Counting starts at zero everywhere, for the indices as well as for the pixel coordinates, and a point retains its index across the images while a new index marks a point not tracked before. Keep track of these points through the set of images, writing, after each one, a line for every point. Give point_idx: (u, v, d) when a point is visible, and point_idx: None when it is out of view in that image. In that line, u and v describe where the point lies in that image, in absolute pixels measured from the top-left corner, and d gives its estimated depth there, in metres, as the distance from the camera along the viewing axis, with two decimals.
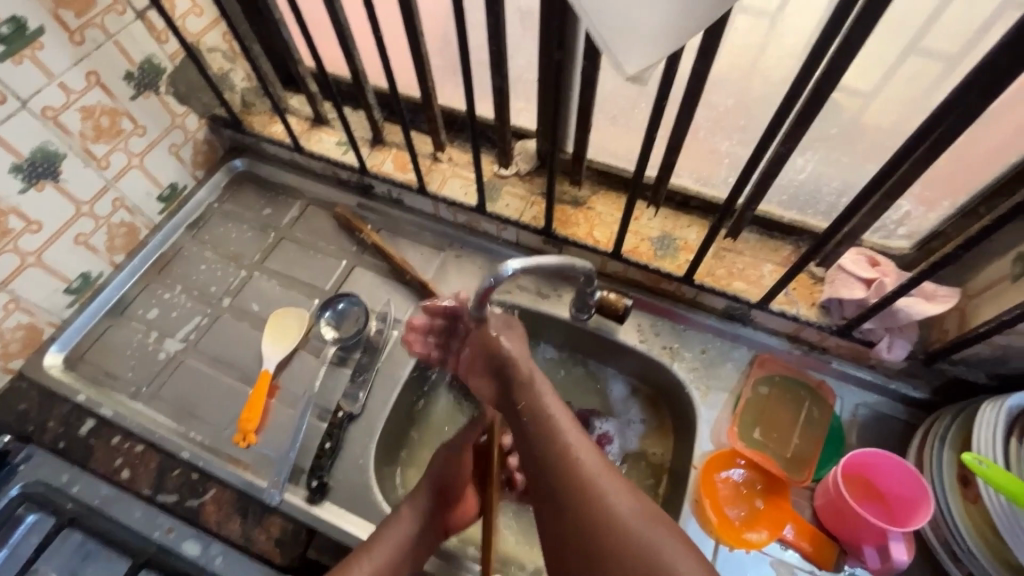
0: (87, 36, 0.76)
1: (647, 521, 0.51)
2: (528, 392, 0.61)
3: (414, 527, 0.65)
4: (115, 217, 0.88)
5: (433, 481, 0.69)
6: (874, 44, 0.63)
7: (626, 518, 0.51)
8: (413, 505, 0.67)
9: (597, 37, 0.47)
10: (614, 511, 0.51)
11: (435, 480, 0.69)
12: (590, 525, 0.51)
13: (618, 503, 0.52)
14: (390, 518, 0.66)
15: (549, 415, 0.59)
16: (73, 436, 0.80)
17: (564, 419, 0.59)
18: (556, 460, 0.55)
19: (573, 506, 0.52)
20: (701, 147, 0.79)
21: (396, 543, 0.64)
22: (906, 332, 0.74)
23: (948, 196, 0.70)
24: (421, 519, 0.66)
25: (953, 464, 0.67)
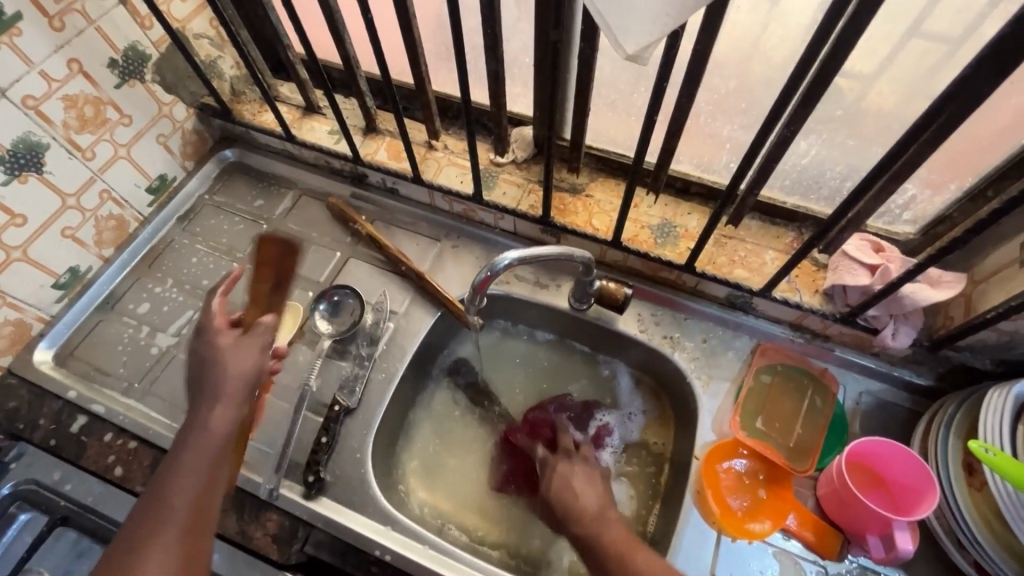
0: (68, 22, 0.73)
1: None
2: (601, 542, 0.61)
3: (228, 429, 0.60)
4: (102, 210, 0.86)
5: (233, 384, 0.61)
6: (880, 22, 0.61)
7: None
8: (218, 411, 0.60)
9: (596, 14, 0.45)
10: None
11: (220, 385, 0.60)
12: None
13: None
14: (178, 445, 0.58)
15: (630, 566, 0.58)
16: (64, 433, 0.78)
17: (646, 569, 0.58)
18: None
19: None
20: (702, 131, 0.77)
21: (201, 455, 0.58)
22: (911, 318, 0.73)
23: (954, 179, 0.68)
24: (234, 423, 0.61)
25: (958, 452, 0.66)
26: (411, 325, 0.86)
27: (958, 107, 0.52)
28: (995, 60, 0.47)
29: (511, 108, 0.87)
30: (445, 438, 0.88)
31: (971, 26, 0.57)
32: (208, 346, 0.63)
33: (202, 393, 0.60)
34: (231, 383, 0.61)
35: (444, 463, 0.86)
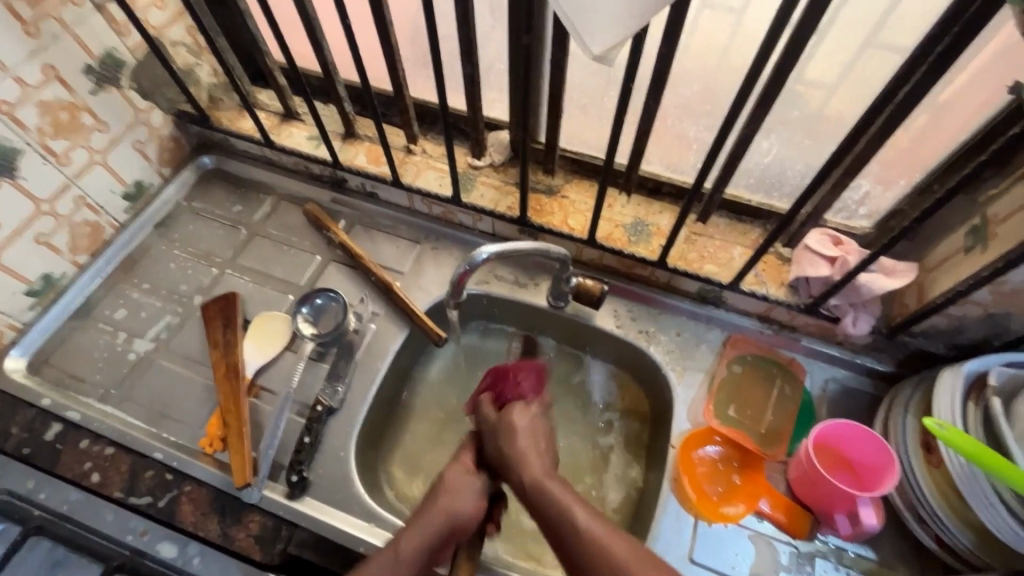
0: (43, 28, 0.73)
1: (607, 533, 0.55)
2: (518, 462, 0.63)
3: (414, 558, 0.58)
4: (78, 216, 0.86)
5: (439, 518, 0.61)
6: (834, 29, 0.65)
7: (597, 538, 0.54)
8: (418, 536, 0.59)
9: (565, 19, 0.48)
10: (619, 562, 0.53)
11: (451, 516, 0.61)
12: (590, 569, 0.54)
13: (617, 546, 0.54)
14: (390, 543, 0.59)
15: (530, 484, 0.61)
16: (38, 442, 0.77)
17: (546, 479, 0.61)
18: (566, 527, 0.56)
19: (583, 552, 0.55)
20: (670, 133, 0.81)
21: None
22: (869, 306, 0.77)
23: (905, 176, 0.73)
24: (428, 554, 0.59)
25: (916, 431, 0.69)
26: (392, 325, 0.87)
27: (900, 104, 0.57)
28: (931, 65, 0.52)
29: (488, 113, 0.90)
30: (429, 437, 0.89)
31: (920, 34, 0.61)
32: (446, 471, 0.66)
33: (422, 516, 0.61)
34: (456, 511, 0.62)
35: (427, 463, 0.87)
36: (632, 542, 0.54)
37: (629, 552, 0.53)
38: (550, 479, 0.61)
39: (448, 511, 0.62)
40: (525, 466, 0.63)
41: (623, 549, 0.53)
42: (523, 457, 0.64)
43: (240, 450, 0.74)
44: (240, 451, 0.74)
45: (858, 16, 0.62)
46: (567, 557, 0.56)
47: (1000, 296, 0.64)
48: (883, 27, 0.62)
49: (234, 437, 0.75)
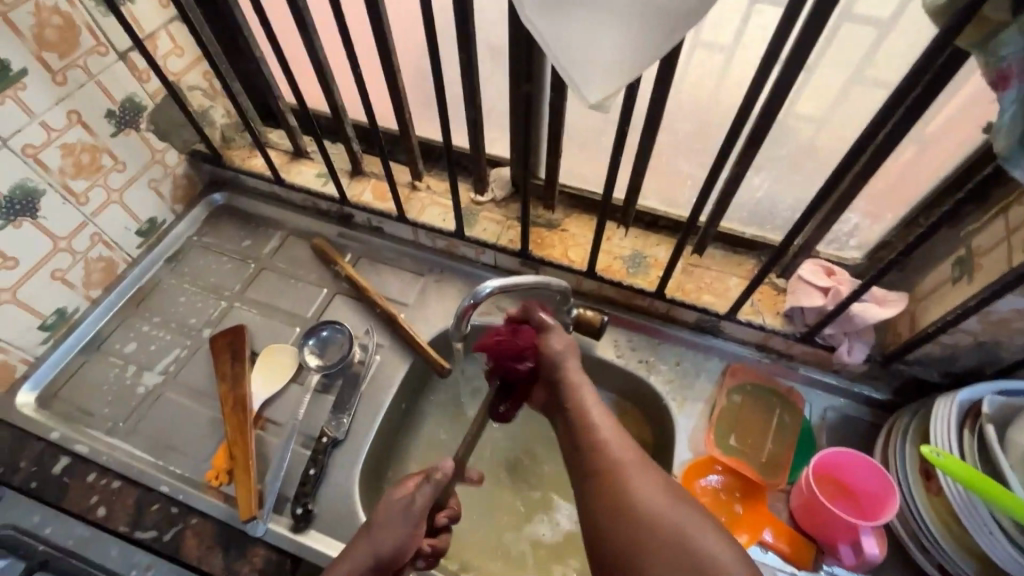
0: (69, 77, 0.78)
1: (633, 463, 0.55)
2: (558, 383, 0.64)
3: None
4: (92, 252, 0.88)
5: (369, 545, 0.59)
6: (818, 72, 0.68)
7: (616, 460, 0.56)
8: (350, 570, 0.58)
9: (562, 73, 0.51)
10: (637, 494, 0.52)
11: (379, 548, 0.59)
12: (605, 503, 0.53)
13: (641, 484, 0.53)
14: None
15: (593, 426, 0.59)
16: (45, 475, 0.78)
17: (604, 425, 0.59)
18: (587, 447, 0.58)
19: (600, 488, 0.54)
20: (664, 169, 0.85)
21: None
22: (863, 335, 0.79)
23: (891, 210, 0.76)
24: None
25: (915, 459, 0.70)
26: (396, 356, 0.88)
27: (881, 144, 0.60)
28: (910, 111, 0.55)
29: (489, 151, 0.93)
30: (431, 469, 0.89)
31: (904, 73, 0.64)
32: (388, 496, 0.63)
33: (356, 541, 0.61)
34: (389, 552, 0.59)
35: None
36: (646, 461, 0.56)
37: (640, 470, 0.54)
38: (592, 406, 0.62)
39: (382, 549, 0.59)
40: (577, 390, 0.63)
41: (627, 455, 0.56)
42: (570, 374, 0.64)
43: (248, 484, 0.74)
44: (247, 484, 0.74)
45: (843, 57, 0.66)
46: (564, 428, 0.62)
47: (989, 325, 0.66)
48: (870, 61, 0.64)
49: (241, 470, 0.75)
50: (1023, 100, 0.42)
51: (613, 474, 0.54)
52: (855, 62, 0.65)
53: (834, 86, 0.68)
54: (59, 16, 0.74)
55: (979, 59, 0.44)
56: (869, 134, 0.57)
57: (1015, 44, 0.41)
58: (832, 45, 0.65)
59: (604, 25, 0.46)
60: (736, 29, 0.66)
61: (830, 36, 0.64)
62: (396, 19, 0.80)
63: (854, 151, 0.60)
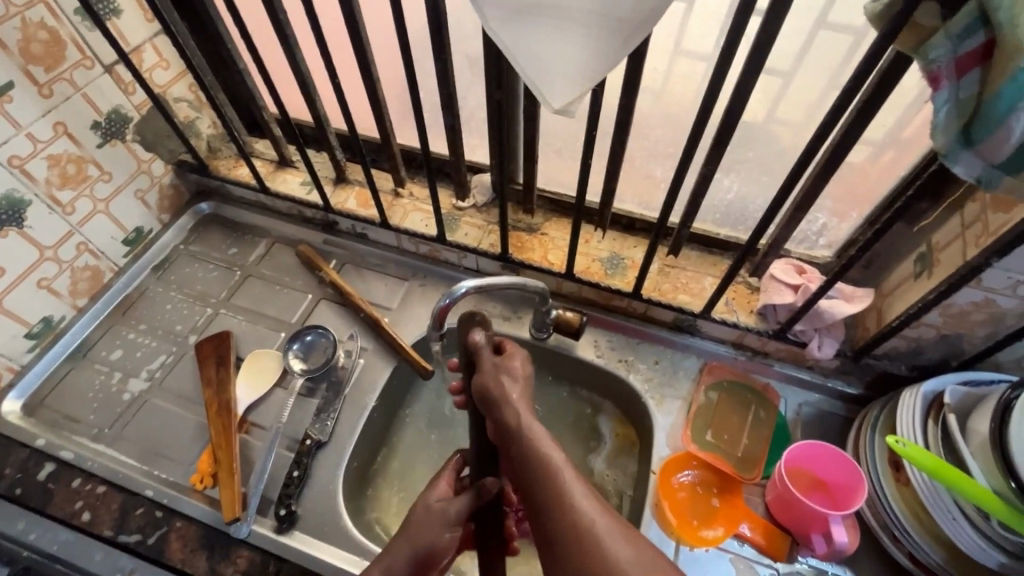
0: (56, 89, 0.79)
1: (605, 519, 0.43)
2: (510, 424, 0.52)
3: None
4: (79, 261, 0.90)
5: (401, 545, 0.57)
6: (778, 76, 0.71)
7: (585, 519, 0.43)
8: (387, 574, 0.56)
9: (526, 79, 0.53)
10: (614, 564, 0.40)
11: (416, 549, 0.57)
12: None
13: (616, 549, 0.41)
14: None
15: (550, 461, 0.48)
16: (30, 481, 0.78)
17: (565, 466, 0.48)
18: (550, 500, 0.45)
19: (567, 558, 0.42)
20: (639, 173, 0.87)
21: None
22: (833, 331, 0.80)
23: (856, 209, 0.79)
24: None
25: (884, 451, 0.72)
26: (380, 360, 0.90)
27: (837, 146, 0.62)
28: (863, 113, 0.57)
29: (470, 158, 0.96)
30: (414, 472, 0.90)
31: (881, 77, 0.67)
32: (427, 498, 0.61)
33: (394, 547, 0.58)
34: (430, 545, 0.57)
35: (412, 497, 0.88)
36: (616, 516, 0.44)
37: (611, 530, 0.42)
38: (533, 428, 0.52)
39: (420, 545, 0.57)
40: (504, 408, 0.54)
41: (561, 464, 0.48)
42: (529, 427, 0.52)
43: (231, 486, 0.75)
44: (230, 486, 0.75)
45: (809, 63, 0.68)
46: (511, 457, 0.52)
47: (949, 318, 0.69)
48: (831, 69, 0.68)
49: (225, 473, 0.76)
50: (957, 99, 0.44)
51: (583, 536, 0.42)
52: (833, 70, 0.69)
53: (816, 88, 0.71)
54: (45, 31, 0.76)
55: (916, 61, 0.46)
56: (825, 135, 0.60)
57: (942, 49, 0.43)
58: (810, 53, 0.69)
59: (564, 33, 0.49)
60: (716, 36, 0.70)
61: (807, 43, 0.69)
62: (376, 31, 0.83)
63: (811, 151, 0.62)
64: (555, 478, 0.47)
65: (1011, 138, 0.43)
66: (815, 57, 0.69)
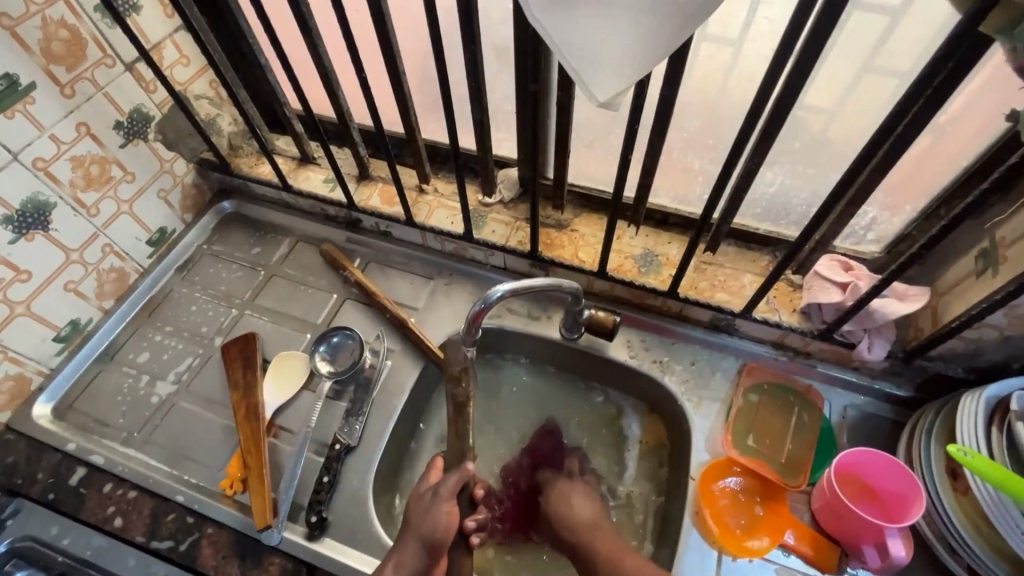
0: (78, 90, 0.78)
1: None
2: (569, 521, 0.74)
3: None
4: (104, 263, 0.89)
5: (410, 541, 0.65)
6: (831, 61, 0.66)
7: None
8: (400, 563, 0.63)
9: (569, 70, 0.49)
10: None
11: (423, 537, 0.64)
12: None
13: None
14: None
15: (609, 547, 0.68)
16: (62, 486, 0.78)
17: (617, 544, 0.69)
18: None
19: None
20: (675, 166, 0.83)
21: None
22: (884, 332, 0.76)
23: (910, 202, 0.74)
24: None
25: (941, 458, 0.68)
26: (407, 362, 0.88)
27: (898, 139, 0.58)
28: (933, 101, 0.53)
29: (497, 152, 0.93)
30: None
31: (919, 60, 0.62)
32: (418, 495, 0.70)
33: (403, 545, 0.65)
34: (431, 530, 0.64)
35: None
36: None
37: None
38: (594, 527, 0.72)
39: (423, 529, 0.65)
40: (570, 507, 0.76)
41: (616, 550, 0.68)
42: (578, 521, 0.74)
43: (262, 492, 0.74)
44: (261, 492, 0.74)
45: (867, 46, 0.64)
46: (578, 553, 0.71)
47: (1015, 319, 0.64)
48: (891, 53, 0.63)
49: (255, 478, 0.75)
50: None
51: None
52: (866, 53, 0.64)
53: (846, 75, 0.67)
54: (66, 29, 0.74)
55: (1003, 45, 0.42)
56: (887, 126, 0.55)
57: None
58: None
59: (615, 21, 0.45)
60: None
61: None
62: (402, 23, 0.80)
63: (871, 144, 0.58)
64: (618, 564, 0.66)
65: None
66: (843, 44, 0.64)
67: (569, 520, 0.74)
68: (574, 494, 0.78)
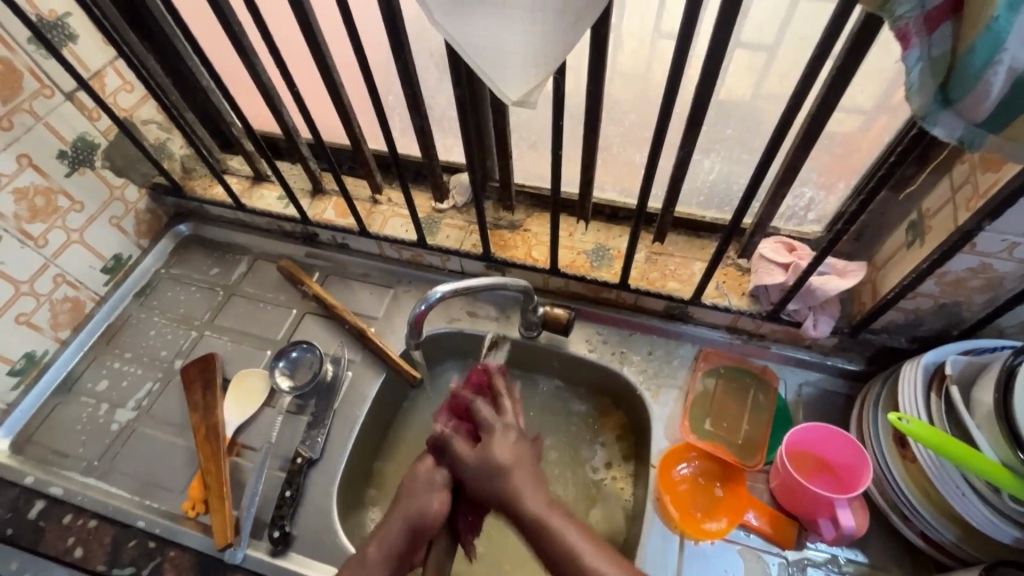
0: (16, 121, 0.78)
1: None
2: (495, 487, 0.52)
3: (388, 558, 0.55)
4: (57, 293, 0.88)
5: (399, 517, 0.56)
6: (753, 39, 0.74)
7: None
8: (381, 543, 0.55)
9: (477, 70, 0.50)
10: None
11: (412, 522, 0.55)
12: None
13: None
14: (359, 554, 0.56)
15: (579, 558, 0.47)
16: (20, 520, 0.78)
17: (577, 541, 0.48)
18: None
19: None
20: (618, 161, 0.85)
21: None
22: (828, 308, 0.78)
23: (841, 179, 0.77)
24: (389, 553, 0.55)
25: (888, 427, 0.69)
26: (367, 372, 0.88)
27: (813, 118, 0.60)
28: (840, 81, 0.55)
29: (446, 158, 0.94)
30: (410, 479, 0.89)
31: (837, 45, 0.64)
32: (416, 465, 0.59)
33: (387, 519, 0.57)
34: (419, 514, 0.55)
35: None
36: None
37: None
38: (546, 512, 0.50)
39: (409, 515, 0.55)
40: (518, 499, 0.51)
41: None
42: (515, 488, 0.51)
43: (222, 512, 0.74)
44: (221, 513, 0.74)
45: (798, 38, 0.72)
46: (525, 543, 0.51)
47: (945, 286, 0.66)
48: None
49: (216, 498, 0.75)
50: (928, 57, 0.41)
51: None
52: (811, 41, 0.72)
53: None
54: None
55: (884, 20, 0.40)
56: (797, 106, 0.58)
57: (910, 5, 0.38)
58: None
59: (511, 19, 0.46)
60: None
61: None
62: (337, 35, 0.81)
63: (786, 124, 0.60)
64: None
65: (992, 92, 0.41)
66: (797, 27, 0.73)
67: (502, 481, 0.52)
68: (507, 459, 0.53)
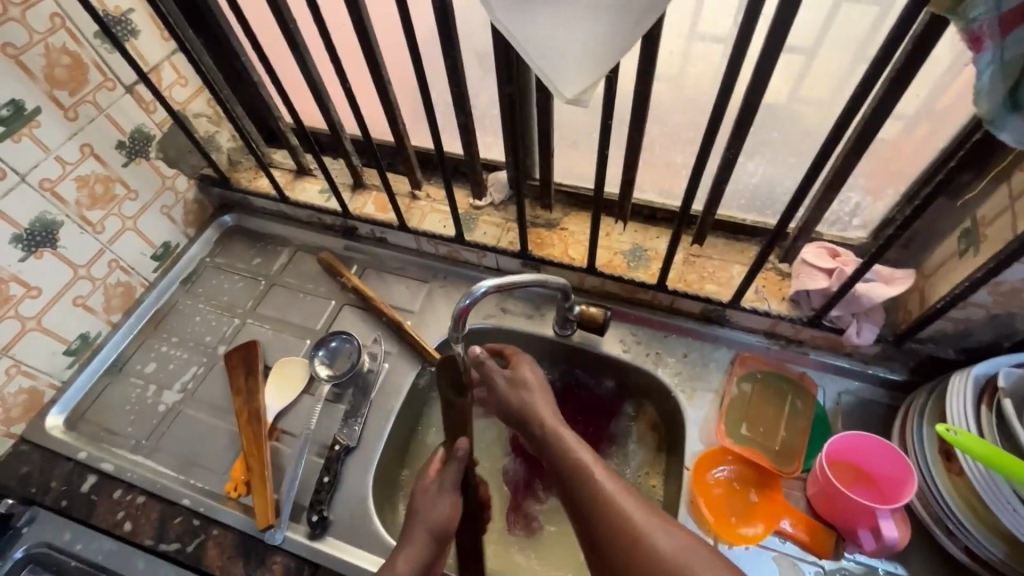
0: (81, 112, 0.82)
1: (641, 510, 0.54)
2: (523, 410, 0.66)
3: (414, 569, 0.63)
4: (111, 278, 0.92)
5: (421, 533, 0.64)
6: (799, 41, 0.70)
7: (624, 509, 0.53)
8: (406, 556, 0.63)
9: (534, 67, 0.51)
10: (658, 549, 0.50)
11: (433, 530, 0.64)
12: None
13: (662, 541, 0.51)
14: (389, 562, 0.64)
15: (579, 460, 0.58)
16: (75, 493, 0.82)
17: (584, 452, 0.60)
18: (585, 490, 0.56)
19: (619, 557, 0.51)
20: (658, 162, 0.85)
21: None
22: (872, 315, 0.77)
23: (891, 185, 0.76)
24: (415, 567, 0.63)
25: (933, 439, 0.68)
26: (403, 364, 0.90)
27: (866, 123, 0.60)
28: (897, 85, 0.54)
29: (486, 155, 0.95)
30: None
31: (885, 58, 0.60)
32: (421, 483, 0.69)
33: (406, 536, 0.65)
34: (439, 523, 0.65)
35: None
36: (654, 509, 0.54)
37: (657, 525, 0.52)
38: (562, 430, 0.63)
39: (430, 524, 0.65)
40: (537, 417, 0.65)
41: (679, 548, 0.50)
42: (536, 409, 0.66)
43: (264, 497, 0.76)
44: (263, 496, 0.76)
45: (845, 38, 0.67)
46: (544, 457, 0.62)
47: (1000, 296, 0.64)
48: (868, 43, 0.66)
49: (258, 482, 0.77)
50: (999, 61, 0.41)
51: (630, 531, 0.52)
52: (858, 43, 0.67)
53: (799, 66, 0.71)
54: (68, 55, 0.78)
55: (954, 22, 0.42)
56: (852, 110, 0.57)
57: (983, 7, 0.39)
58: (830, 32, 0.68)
59: (571, 16, 0.47)
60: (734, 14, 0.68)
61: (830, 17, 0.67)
62: (383, 33, 0.83)
63: (840, 127, 0.59)
64: (592, 483, 0.56)
65: None
66: (840, 30, 0.67)
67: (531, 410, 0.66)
68: (538, 400, 0.67)
